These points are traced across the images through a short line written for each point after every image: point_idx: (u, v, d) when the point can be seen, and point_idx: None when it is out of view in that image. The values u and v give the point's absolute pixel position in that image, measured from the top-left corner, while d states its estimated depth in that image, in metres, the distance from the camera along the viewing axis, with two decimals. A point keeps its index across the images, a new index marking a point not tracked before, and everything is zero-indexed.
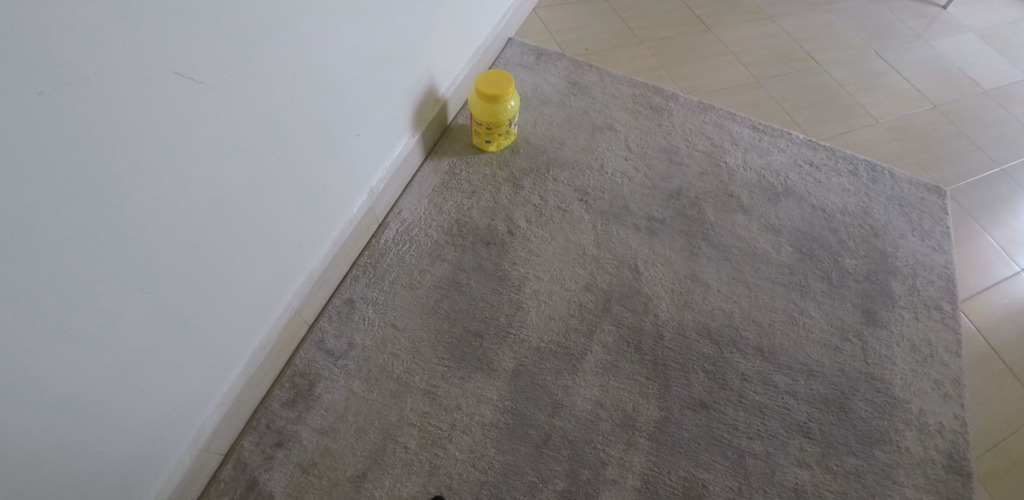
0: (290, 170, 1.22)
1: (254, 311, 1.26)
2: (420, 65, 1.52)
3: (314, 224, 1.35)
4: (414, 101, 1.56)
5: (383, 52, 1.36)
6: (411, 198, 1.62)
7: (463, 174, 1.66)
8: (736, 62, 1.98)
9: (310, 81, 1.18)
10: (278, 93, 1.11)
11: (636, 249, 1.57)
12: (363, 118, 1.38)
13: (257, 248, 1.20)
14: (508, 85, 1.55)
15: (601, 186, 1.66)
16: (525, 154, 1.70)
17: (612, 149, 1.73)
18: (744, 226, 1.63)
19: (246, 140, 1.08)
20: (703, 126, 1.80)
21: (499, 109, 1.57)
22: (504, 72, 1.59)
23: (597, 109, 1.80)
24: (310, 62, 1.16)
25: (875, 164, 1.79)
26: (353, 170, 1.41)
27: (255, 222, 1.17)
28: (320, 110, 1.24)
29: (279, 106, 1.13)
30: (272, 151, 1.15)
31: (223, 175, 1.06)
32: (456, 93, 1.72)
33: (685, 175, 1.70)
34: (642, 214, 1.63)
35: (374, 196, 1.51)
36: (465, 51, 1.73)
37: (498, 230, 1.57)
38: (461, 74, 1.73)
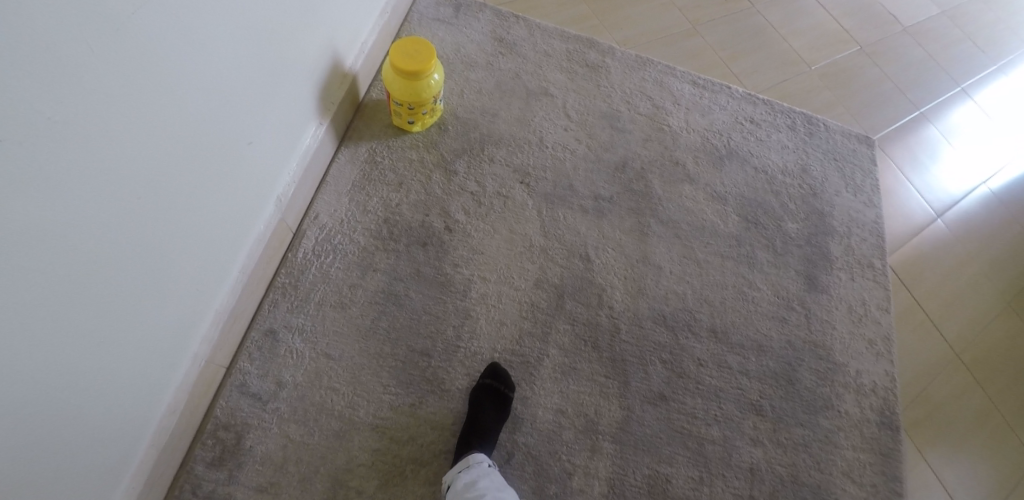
0: (180, 174, 1.03)
1: (162, 334, 1.11)
2: (316, 35, 1.31)
3: (219, 229, 1.18)
4: (317, 75, 1.35)
5: (273, 16, 1.15)
6: (327, 198, 1.42)
7: (386, 162, 1.47)
8: (671, 5, 1.82)
9: (187, 65, 0.98)
10: (147, 85, 0.91)
11: (585, 235, 1.46)
12: (259, 100, 1.18)
13: (152, 268, 1.04)
14: (429, 58, 1.35)
15: (542, 163, 1.53)
16: (455, 132, 1.53)
17: (550, 118, 1.58)
18: (691, 196, 1.55)
19: (114, 147, 0.89)
20: (642, 84, 1.67)
21: (422, 86, 1.37)
22: (422, 39, 1.38)
23: (529, 72, 1.63)
24: (183, 41, 0.96)
25: (811, 117, 1.73)
26: (256, 163, 1.23)
27: (145, 241, 1.00)
28: (200, 124, 1.05)
29: (153, 98, 0.93)
30: (151, 155, 0.96)
31: (92, 194, 0.88)
32: (364, 66, 1.50)
33: (628, 144, 1.59)
34: (590, 193, 1.51)
35: (281, 213, 1.34)
36: (371, 12, 1.49)
37: (434, 227, 1.42)
38: (369, 39, 1.50)
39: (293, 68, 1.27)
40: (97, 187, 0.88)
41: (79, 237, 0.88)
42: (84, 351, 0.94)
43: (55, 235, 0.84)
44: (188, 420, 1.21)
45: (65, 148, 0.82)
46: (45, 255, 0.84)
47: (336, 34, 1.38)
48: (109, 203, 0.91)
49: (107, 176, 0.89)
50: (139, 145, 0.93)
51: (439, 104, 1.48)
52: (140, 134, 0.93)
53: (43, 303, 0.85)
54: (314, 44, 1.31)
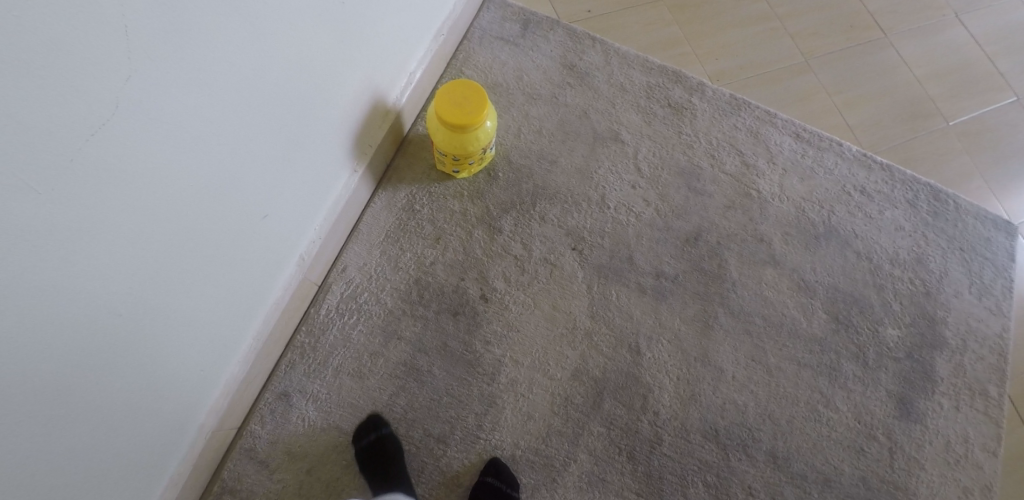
0: (194, 237, 0.93)
1: (179, 394, 1.04)
2: (360, 71, 1.15)
3: (243, 281, 1.08)
4: (361, 106, 1.20)
5: (311, 53, 1.00)
6: (359, 245, 1.31)
7: (426, 210, 1.33)
8: (781, 29, 1.49)
9: (201, 124, 0.85)
10: (150, 155, 0.79)
11: (638, 321, 1.27)
12: (291, 146, 1.05)
13: (165, 334, 0.96)
14: (482, 111, 1.16)
15: (601, 227, 1.33)
16: (505, 180, 1.35)
17: (617, 170, 1.36)
18: (773, 284, 1.31)
19: (107, 226, 0.78)
20: (732, 134, 1.40)
21: (468, 138, 1.19)
22: (478, 87, 1.19)
23: (598, 111, 1.40)
24: (196, 99, 0.82)
25: (939, 191, 1.39)
26: (287, 208, 1.11)
27: (154, 311, 0.91)
28: (198, 213, 0.91)
29: (159, 167, 0.81)
30: (159, 225, 0.86)
31: (73, 308, 0.78)
32: (412, 100, 1.34)
33: (706, 210, 1.35)
34: (651, 270, 1.31)
35: (304, 270, 1.23)
36: (422, 36, 1.30)
37: (469, 294, 1.28)
38: (418, 70, 1.33)
39: (322, 123, 1.11)
40: (77, 300, 0.78)
41: (75, 325, 0.80)
42: (82, 435, 0.88)
43: (42, 332, 0.76)
44: (192, 486, 1.14)
45: (48, 239, 0.71)
46: (33, 353, 0.75)
47: (381, 66, 1.21)
48: (108, 283, 0.82)
49: (98, 263, 0.79)
50: (139, 223, 0.82)
51: (487, 153, 1.30)
52: (129, 232, 0.81)
53: (32, 402, 0.78)
54: (359, 72, 1.14)
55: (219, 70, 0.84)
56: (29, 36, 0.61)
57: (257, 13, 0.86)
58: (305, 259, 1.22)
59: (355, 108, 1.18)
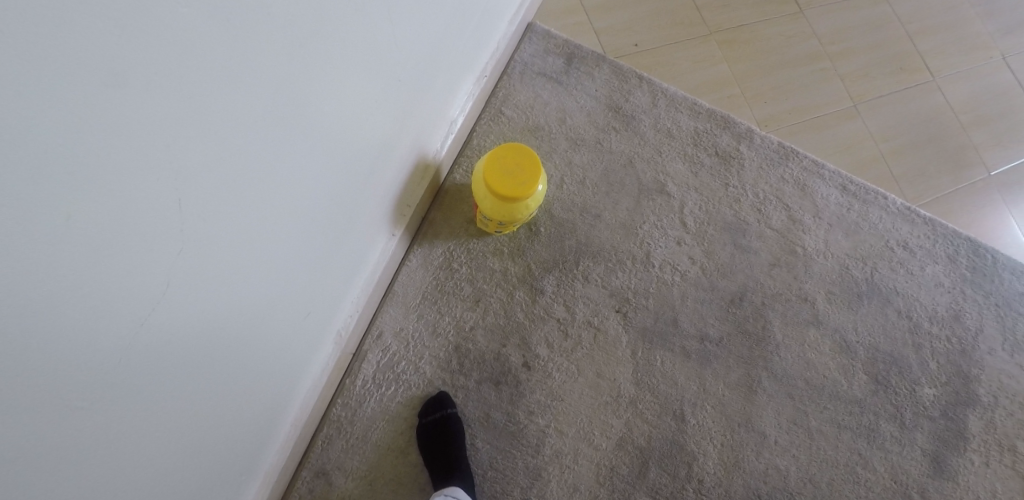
0: (253, 325, 0.84)
1: (229, 483, 0.96)
2: (406, 141, 1.08)
3: (286, 376, 1.02)
4: (402, 167, 1.12)
5: (368, 136, 0.93)
6: (394, 307, 1.26)
7: (464, 269, 1.28)
8: (831, 71, 1.45)
9: (268, 216, 0.76)
10: (220, 264, 0.70)
11: (683, 387, 1.25)
12: (340, 224, 0.98)
13: (226, 427, 0.88)
14: (538, 182, 1.11)
15: (645, 287, 1.30)
16: (547, 236, 1.30)
17: (662, 224, 1.33)
18: (816, 345, 1.28)
19: (179, 346, 0.69)
20: (780, 186, 1.36)
21: (515, 208, 1.13)
22: (532, 152, 1.14)
23: (644, 160, 1.35)
24: (259, 207, 0.73)
25: (979, 245, 1.36)
26: (330, 282, 1.05)
27: (218, 409, 0.83)
28: (258, 329, 0.85)
29: (227, 272, 0.72)
30: (223, 327, 0.76)
31: (161, 442, 0.73)
32: (448, 153, 1.27)
33: (751, 268, 1.31)
34: (695, 332, 1.28)
35: (343, 344, 1.19)
36: (460, 89, 1.22)
37: (511, 361, 1.25)
38: (457, 126, 1.26)
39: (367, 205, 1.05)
40: (165, 434, 0.73)
41: (146, 455, 0.71)
42: None
43: (112, 471, 0.67)
44: None
45: (120, 392, 0.62)
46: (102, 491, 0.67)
47: (423, 129, 1.14)
48: (176, 413, 0.73)
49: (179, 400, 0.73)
50: (211, 355, 0.76)
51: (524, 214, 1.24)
52: (205, 364, 0.75)
53: None
54: (405, 132, 1.06)
55: (287, 173, 0.75)
56: (109, 188, 0.52)
57: (325, 112, 0.78)
58: (344, 334, 1.18)
59: (397, 172, 1.11)
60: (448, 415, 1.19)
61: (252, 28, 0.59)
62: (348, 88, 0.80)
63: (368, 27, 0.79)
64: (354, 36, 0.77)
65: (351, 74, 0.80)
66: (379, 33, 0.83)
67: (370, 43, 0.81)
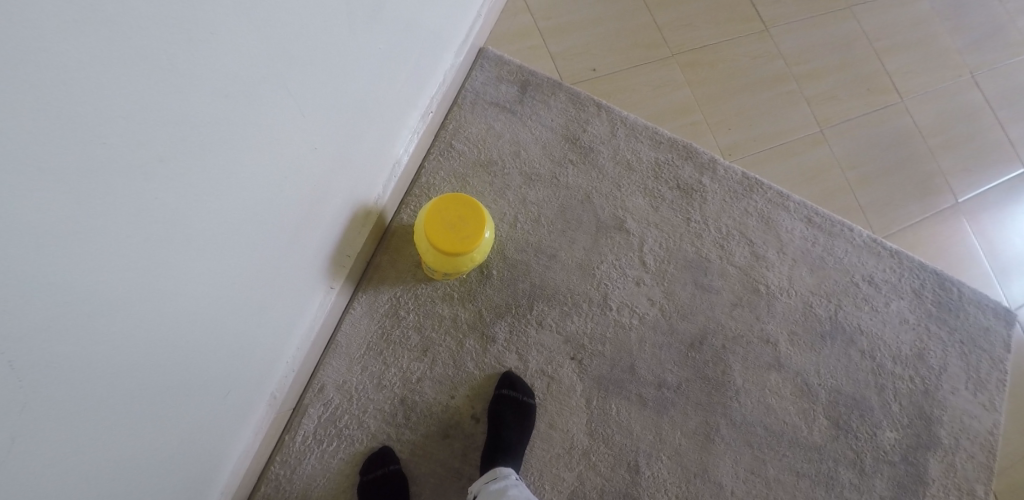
0: (210, 352, 0.85)
1: None
2: (339, 193, 1.01)
3: (209, 450, 0.98)
4: (339, 216, 1.05)
5: (283, 203, 0.86)
6: (337, 359, 1.21)
7: (412, 316, 1.22)
8: (797, 93, 1.38)
9: (212, 249, 0.76)
10: (155, 301, 0.70)
11: (639, 437, 1.21)
12: (268, 285, 0.92)
13: (167, 459, 0.86)
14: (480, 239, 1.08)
15: (601, 332, 1.24)
16: (499, 278, 1.25)
17: (620, 264, 1.27)
18: (776, 390, 1.23)
19: (123, 378, 0.71)
20: (743, 220, 1.29)
21: (461, 260, 1.09)
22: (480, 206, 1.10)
23: (601, 195, 1.29)
24: (188, 254, 0.72)
25: (945, 278, 1.31)
26: (263, 339, 0.99)
27: (154, 444, 0.82)
28: (163, 416, 0.81)
29: (168, 306, 0.73)
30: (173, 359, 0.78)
31: None
32: (391, 195, 1.20)
33: (712, 309, 1.26)
34: (652, 378, 1.23)
35: (280, 402, 1.14)
36: (402, 130, 1.14)
37: (460, 414, 1.21)
38: (401, 167, 1.19)
39: (296, 269, 0.99)
40: None
41: None
42: None
43: None
44: None
45: None
46: None
47: (359, 179, 1.06)
48: None
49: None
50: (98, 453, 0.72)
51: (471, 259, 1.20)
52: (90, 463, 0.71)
53: None
54: (338, 181, 0.98)
55: (175, 257, 0.70)
56: None
57: (218, 185, 0.72)
58: (279, 395, 1.13)
59: (333, 223, 1.04)
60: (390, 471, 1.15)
61: (78, 147, 0.55)
62: (243, 164, 0.74)
63: (260, 104, 0.73)
64: (241, 113, 0.70)
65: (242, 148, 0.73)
66: (277, 104, 0.76)
67: (266, 117, 0.75)
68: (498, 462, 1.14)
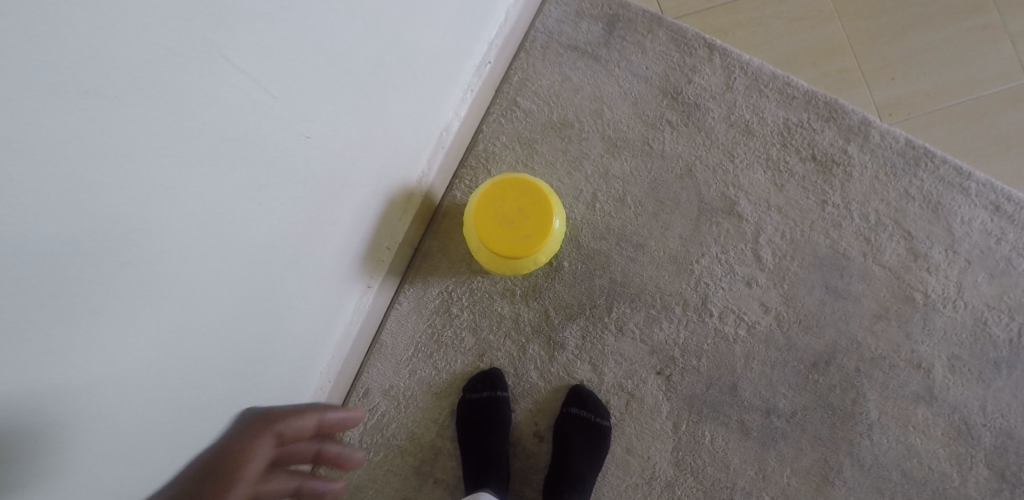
0: (224, 386, 0.67)
1: None
2: (362, 173, 0.77)
3: None
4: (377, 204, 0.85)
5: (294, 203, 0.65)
6: (382, 361, 1.03)
7: (465, 314, 1.03)
8: (999, 27, 0.99)
9: (218, 264, 0.58)
10: (147, 340, 0.54)
11: (735, 471, 0.99)
12: (292, 293, 0.74)
13: None
14: (547, 235, 0.92)
15: (698, 343, 1.00)
16: (572, 272, 1.03)
17: (728, 257, 1.00)
18: (924, 427, 0.97)
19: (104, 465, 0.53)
20: (903, 205, 0.97)
21: (525, 262, 0.93)
22: (544, 191, 0.93)
23: (707, 168, 1.01)
24: (154, 299, 0.52)
25: None
26: (297, 353, 0.82)
27: None
28: None
29: (155, 349, 0.55)
30: (190, 394, 0.62)
31: None
32: (441, 171, 0.99)
33: (846, 321, 0.98)
34: (759, 403, 0.99)
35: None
36: (449, 88, 0.91)
37: (520, 430, 1.02)
38: (449, 135, 0.97)
39: (309, 274, 0.76)
40: None
41: None
42: None
43: None
44: None
45: None
46: None
47: (395, 155, 0.83)
48: None
49: None
50: None
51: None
52: None
53: None
54: (372, 166, 0.78)
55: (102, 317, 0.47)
56: None
57: (154, 207, 0.48)
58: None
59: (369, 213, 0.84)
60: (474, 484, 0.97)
61: None
62: (238, 168, 0.55)
63: (222, 89, 0.49)
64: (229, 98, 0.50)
65: (236, 145, 0.53)
66: (285, 85, 0.56)
67: (265, 103, 0.54)
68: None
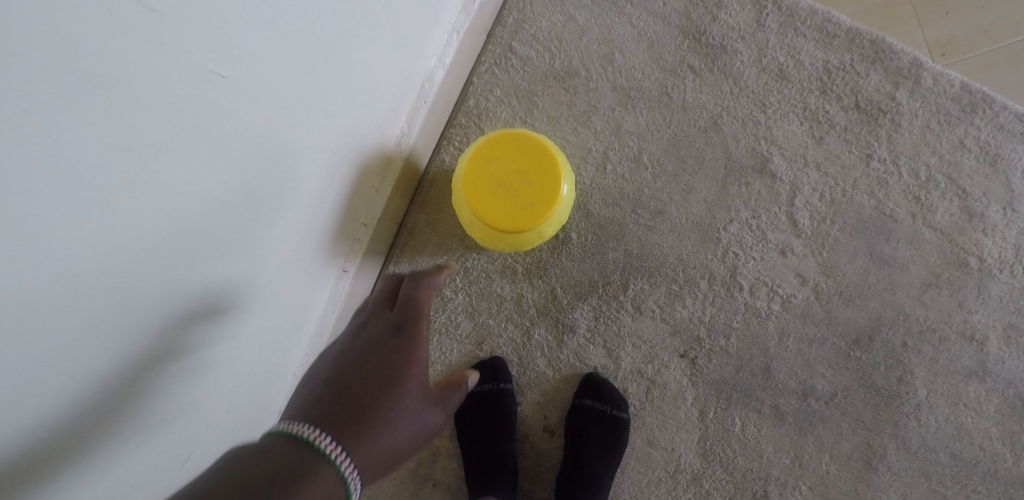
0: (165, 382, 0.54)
1: None
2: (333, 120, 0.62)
3: None
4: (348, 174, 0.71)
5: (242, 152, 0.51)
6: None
7: (460, 298, 0.89)
8: None
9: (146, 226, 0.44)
10: (88, 356, 0.44)
11: (769, 461, 0.88)
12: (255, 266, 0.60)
13: None
14: (554, 199, 0.78)
15: (726, 321, 0.89)
16: (581, 245, 0.90)
17: (761, 220, 0.89)
18: (976, 404, 0.87)
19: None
20: (957, 157, 0.87)
21: (525, 235, 0.79)
22: (547, 146, 0.79)
23: (735, 119, 0.90)
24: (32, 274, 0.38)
25: None
26: (272, 337, 0.69)
27: None
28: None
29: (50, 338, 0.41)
30: (137, 394, 0.51)
31: None
32: (423, 131, 0.84)
33: (892, 291, 0.88)
34: (795, 385, 0.88)
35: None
36: (430, 27, 0.75)
37: (527, 424, 0.90)
38: (433, 86, 0.82)
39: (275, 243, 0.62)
40: None
41: None
42: None
43: None
44: None
45: None
46: None
47: (370, 105, 0.68)
48: None
49: None
50: None
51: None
52: None
53: None
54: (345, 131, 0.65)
55: None
56: None
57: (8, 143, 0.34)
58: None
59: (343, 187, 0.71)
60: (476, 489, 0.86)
61: None
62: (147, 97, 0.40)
63: None
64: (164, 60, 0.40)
65: (177, 116, 0.43)
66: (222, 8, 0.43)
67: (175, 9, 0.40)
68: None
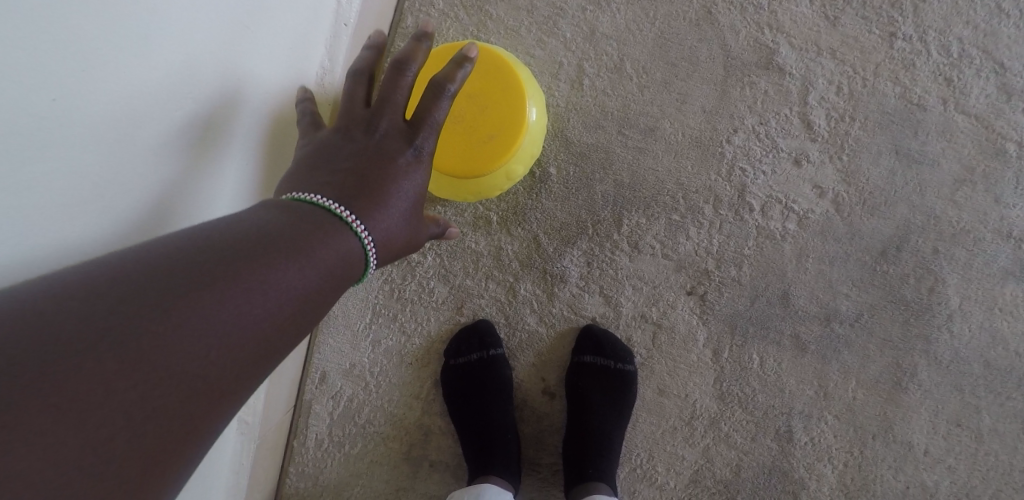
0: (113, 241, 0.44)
1: None
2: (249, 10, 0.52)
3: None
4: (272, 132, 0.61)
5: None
6: (337, 334, 0.81)
7: (429, 260, 0.79)
8: None
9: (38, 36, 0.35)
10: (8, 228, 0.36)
11: (792, 394, 0.80)
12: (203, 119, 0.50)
13: None
14: (519, 129, 0.64)
15: (737, 249, 0.77)
16: (563, 181, 0.77)
17: (771, 124, 0.76)
18: (1012, 307, 0.79)
19: None
20: (993, 26, 0.75)
21: (489, 178, 0.64)
22: (504, 61, 0.64)
23: (730, 7, 0.76)
24: None
25: None
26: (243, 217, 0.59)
27: None
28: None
29: None
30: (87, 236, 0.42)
31: None
32: (354, 67, 0.72)
33: (921, 193, 0.77)
34: (818, 310, 0.78)
35: (261, 425, 0.73)
36: None
37: (523, 388, 0.80)
38: (354, 8, 0.69)
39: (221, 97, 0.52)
40: None
41: None
42: None
43: None
44: None
45: None
46: None
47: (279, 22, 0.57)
48: None
49: None
50: None
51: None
52: None
53: None
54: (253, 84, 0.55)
55: None
56: None
57: None
58: (253, 420, 0.71)
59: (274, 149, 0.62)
60: (473, 464, 0.76)
61: None
62: None
63: None
64: (70, 27, 0.37)
65: (91, 80, 0.39)
66: None
67: None
68: (592, 475, 0.74)
